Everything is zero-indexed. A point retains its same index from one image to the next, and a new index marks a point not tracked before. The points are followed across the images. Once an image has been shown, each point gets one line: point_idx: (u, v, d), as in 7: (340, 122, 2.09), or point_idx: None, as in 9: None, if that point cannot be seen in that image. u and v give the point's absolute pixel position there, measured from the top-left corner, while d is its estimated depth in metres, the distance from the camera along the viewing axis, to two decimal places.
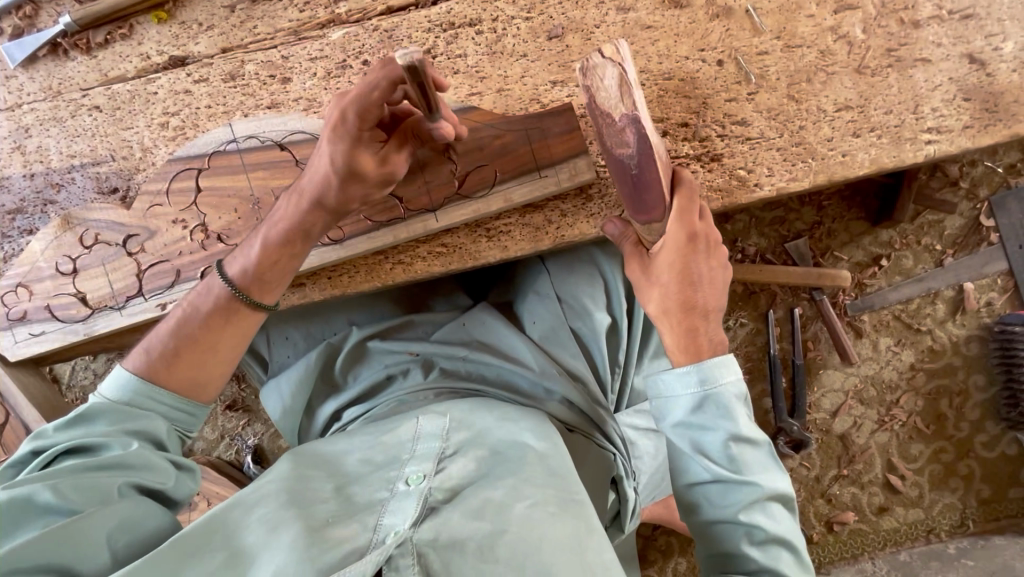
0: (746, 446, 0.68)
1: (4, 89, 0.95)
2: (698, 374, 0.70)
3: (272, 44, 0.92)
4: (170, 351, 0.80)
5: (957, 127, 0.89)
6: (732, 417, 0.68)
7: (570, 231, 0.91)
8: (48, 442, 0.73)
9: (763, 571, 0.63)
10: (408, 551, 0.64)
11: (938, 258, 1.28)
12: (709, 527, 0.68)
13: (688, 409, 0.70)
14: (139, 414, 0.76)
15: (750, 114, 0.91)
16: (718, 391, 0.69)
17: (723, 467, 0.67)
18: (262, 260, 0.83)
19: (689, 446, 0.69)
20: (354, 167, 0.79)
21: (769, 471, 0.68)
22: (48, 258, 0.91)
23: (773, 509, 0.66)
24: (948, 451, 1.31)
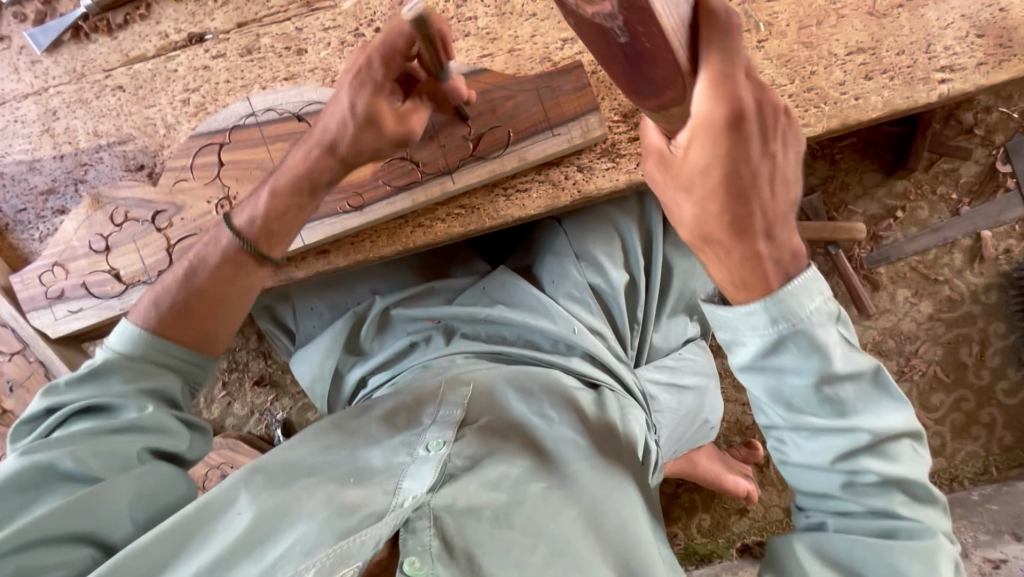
0: (844, 382, 0.57)
1: (30, 74, 0.97)
2: (774, 311, 0.56)
3: (286, 17, 0.94)
4: (180, 305, 0.81)
5: (970, 64, 0.89)
6: (823, 353, 0.56)
7: (587, 186, 0.92)
8: (63, 399, 0.76)
9: (872, 513, 0.59)
10: (425, 514, 0.70)
11: (954, 207, 1.28)
12: (798, 471, 0.63)
13: (759, 352, 0.58)
14: (153, 372, 0.79)
15: (760, 61, 0.92)
16: (807, 329, 0.56)
17: (818, 412, 0.59)
18: (269, 210, 0.84)
19: (766, 393, 0.60)
20: (372, 114, 0.80)
21: (880, 406, 0.59)
22: (81, 237, 0.94)
23: (888, 450, 0.59)
24: (969, 399, 1.31)
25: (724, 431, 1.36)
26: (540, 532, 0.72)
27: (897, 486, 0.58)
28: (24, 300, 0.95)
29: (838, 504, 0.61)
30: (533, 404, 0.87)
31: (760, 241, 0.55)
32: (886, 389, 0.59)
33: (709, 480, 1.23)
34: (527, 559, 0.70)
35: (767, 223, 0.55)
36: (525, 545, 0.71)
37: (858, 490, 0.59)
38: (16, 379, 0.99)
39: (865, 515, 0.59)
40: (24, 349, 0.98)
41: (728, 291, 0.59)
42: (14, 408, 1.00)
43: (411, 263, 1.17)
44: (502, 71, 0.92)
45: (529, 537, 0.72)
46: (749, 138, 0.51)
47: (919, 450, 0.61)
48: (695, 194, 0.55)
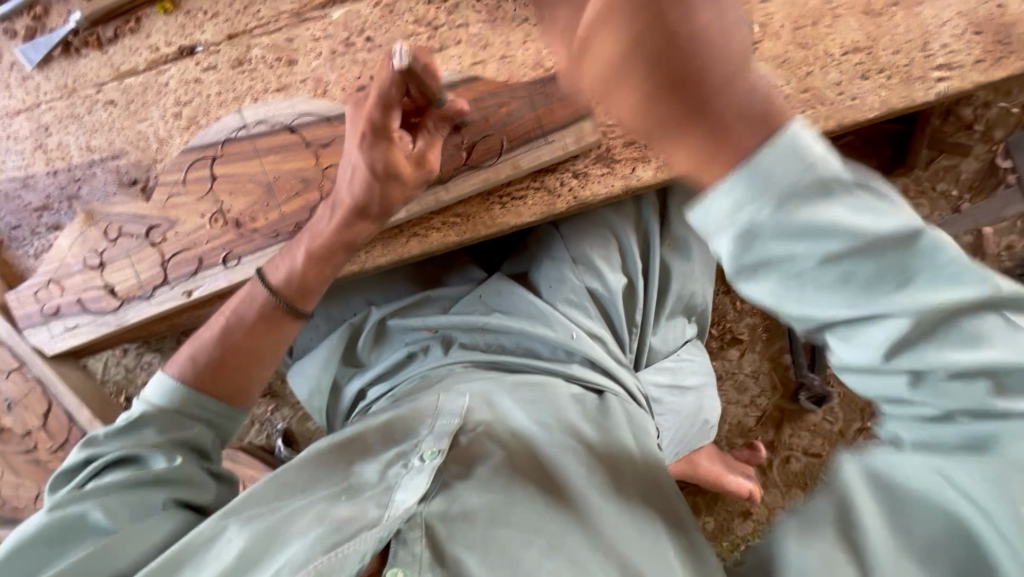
0: (863, 255, 0.40)
1: (21, 90, 0.97)
2: (742, 188, 0.40)
3: (276, 28, 0.93)
4: (215, 361, 0.83)
5: (968, 62, 0.88)
6: (829, 220, 0.39)
7: (583, 192, 0.91)
8: (99, 450, 0.78)
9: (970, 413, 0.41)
10: (416, 524, 0.71)
11: (954, 204, 1.28)
12: (855, 379, 0.45)
13: (737, 245, 0.42)
14: (188, 425, 0.81)
15: (755, 63, 0.91)
16: (790, 186, 0.40)
17: (841, 301, 0.41)
18: (305, 266, 0.84)
19: (773, 292, 0.43)
20: (390, 168, 0.80)
21: (932, 271, 0.40)
22: (75, 253, 0.94)
23: (961, 328, 0.40)
24: None
25: (726, 433, 1.35)
26: (539, 532, 0.71)
27: (984, 374, 0.40)
28: (20, 317, 0.95)
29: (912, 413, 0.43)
30: (533, 408, 0.86)
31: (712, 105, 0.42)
32: (941, 248, 0.39)
33: (712, 483, 1.22)
34: (522, 557, 0.68)
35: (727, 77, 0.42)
36: (520, 543, 0.70)
37: (937, 392, 0.41)
38: (14, 397, 0.99)
39: (955, 425, 0.41)
40: (21, 367, 0.97)
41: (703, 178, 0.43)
42: (13, 426, 1.00)
43: (407, 271, 1.16)
44: (494, 79, 0.91)
45: (528, 533, 0.71)
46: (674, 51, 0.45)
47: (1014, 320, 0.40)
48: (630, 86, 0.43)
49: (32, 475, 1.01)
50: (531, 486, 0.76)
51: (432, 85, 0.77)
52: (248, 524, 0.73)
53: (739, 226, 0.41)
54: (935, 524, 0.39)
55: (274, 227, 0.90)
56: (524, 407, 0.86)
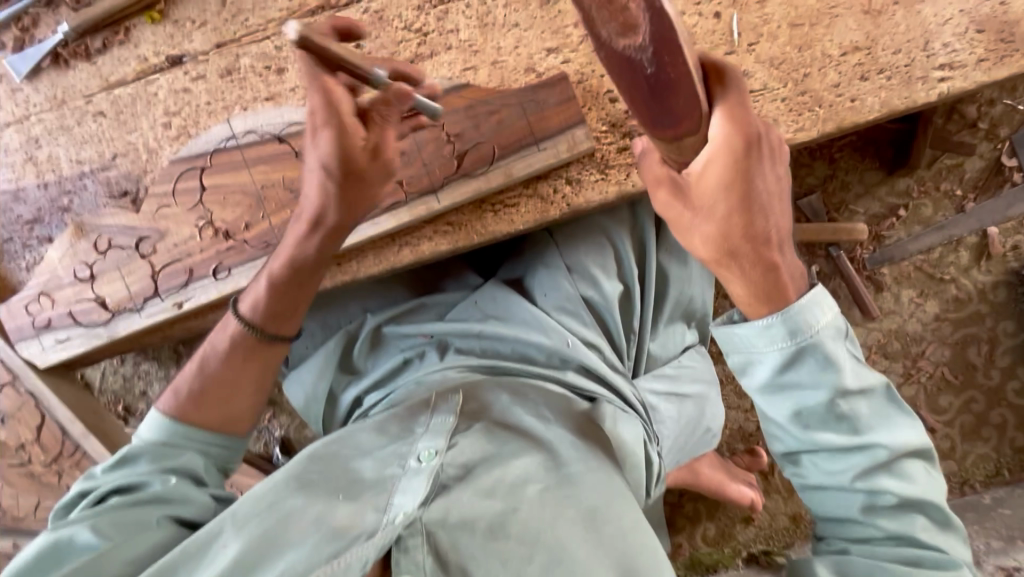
0: (856, 399, 0.58)
1: (11, 102, 0.97)
2: (784, 325, 0.58)
3: (265, 36, 0.92)
4: (201, 391, 0.84)
5: (970, 61, 0.86)
6: (836, 369, 0.58)
7: (577, 199, 0.90)
8: (95, 482, 0.79)
9: (893, 537, 0.58)
10: (418, 531, 0.69)
11: (959, 204, 1.24)
12: (818, 493, 0.62)
13: (777, 367, 0.59)
14: (177, 453, 0.80)
15: (752, 65, 0.89)
16: (818, 346, 0.58)
17: (839, 431, 0.59)
18: (272, 291, 0.84)
19: (786, 412, 0.60)
20: (349, 164, 0.78)
21: (893, 425, 0.59)
22: (65, 265, 0.93)
23: (904, 469, 0.59)
24: (979, 400, 1.28)
25: (727, 439, 1.34)
26: (540, 543, 0.71)
27: (915, 508, 0.58)
28: (11, 330, 0.95)
29: (857, 531, 0.60)
30: (530, 408, 0.86)
31: (775, 254, 0.59)
32: (892, 411, 0.60)
33: (713, 489, 1.21)
34: (525, 569, 0.69)
35: (780, 238, 0.59)
36: (523, 556, 0.70)
37: (877, 515, 0.58)
38: (7, 410, 0.98)
39: (887, 543, 0.58)
40: (14, 380, 0.97)
41: (746, 309, 0.61)
42: (7, 438, 0.99)
43: (402, 278, 1.15)
44: (486, 85, 0.90)
45: (528, 548, 0.70)
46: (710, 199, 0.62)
47: (932, 471, 0.61)
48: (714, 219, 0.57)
49: (27, 488, 1.01)
50: (534, 487, 0.76)
51: (354, 62, 0.68)
52: (240, 527, 0.71)
53: (767, 360, 0.59)
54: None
55: (264, 237, 0.89)
56: (521, 408, 0.86)
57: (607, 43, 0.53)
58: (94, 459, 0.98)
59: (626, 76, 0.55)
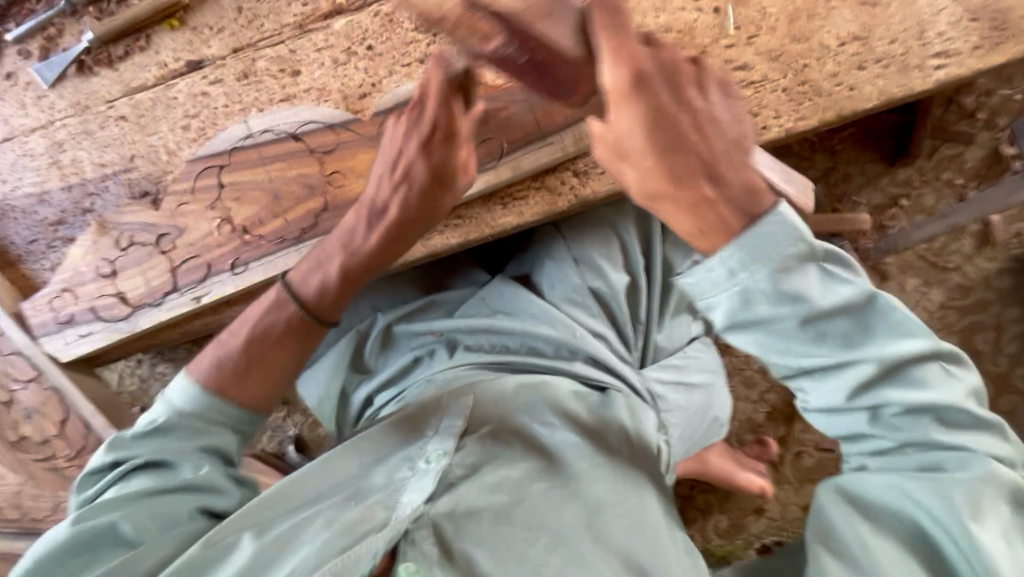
0: (834, 319, 0.57)
1: (36, 108, 1.00)
2: (749, 258, 0.56)
3: (280, 40, 0.96)
4: (239, 367, 0.85)
5: (965, 49, 0.88)
6: (807, 298, 0.56)
7: (584, 191, 0.93)
8: (126, 453, 0.80)
9: (903, 444, 0.58)
10: (425, 524, 0.73)
11: (960, 192, 1.26)
12: (824, 417, 0.62)
13: (741, 304, 0.58)
14: (210, 431, 0.82)
15: (751, 57, 0.92)
16: (787, 275, 0.56)
17: (823, 355, 0.58)
18: (342, 278, 0.87)
19: (761, 347, 0.60)
20: (444, 173, 0.83)
21: (888, 331, 0.57)
22: (88, 262, 0.96)
23: (907, 374, 0.57)
24: (987, 387, 1.29)
25: (737, 430, 1.34)
26: (544, 529, 0.73)
27: (926, 410, 0.57)
28: (35, 326, 0.98)
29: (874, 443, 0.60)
30: (532, 415, 0.85)
31: (706, 187, 0.58)
32: (890, 309, 0.57)
33: (724, 479, 1.22)
34: (528, 552, 0.72)
35: (707, 168, 0.58)
36: (526, 541, 0.72)
37: (888, 426, 0.59)
38: (32, 406, 1.00)
39: (908, 454, 0.59)
40: (38, 377, 0.99)
41: (698, 243, 0.60)
42: (32, 434, 1.02)
43: (412, 274, 1.18)
44: (493, 82, 0.93)
45: (531, 531, 0.73)
46: (656, 87, 0.58)
47: (951, 372, 0.58)
48: (635, 161, 0.60)
49: (51, 483, 1.03)
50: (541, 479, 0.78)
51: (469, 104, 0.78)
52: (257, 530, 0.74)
53: (758, 292, 0.57)
54: (900, 517, 0.57)
55: (281, 233, 0.92)
56: (523, 414, 0.85)
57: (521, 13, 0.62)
58: None
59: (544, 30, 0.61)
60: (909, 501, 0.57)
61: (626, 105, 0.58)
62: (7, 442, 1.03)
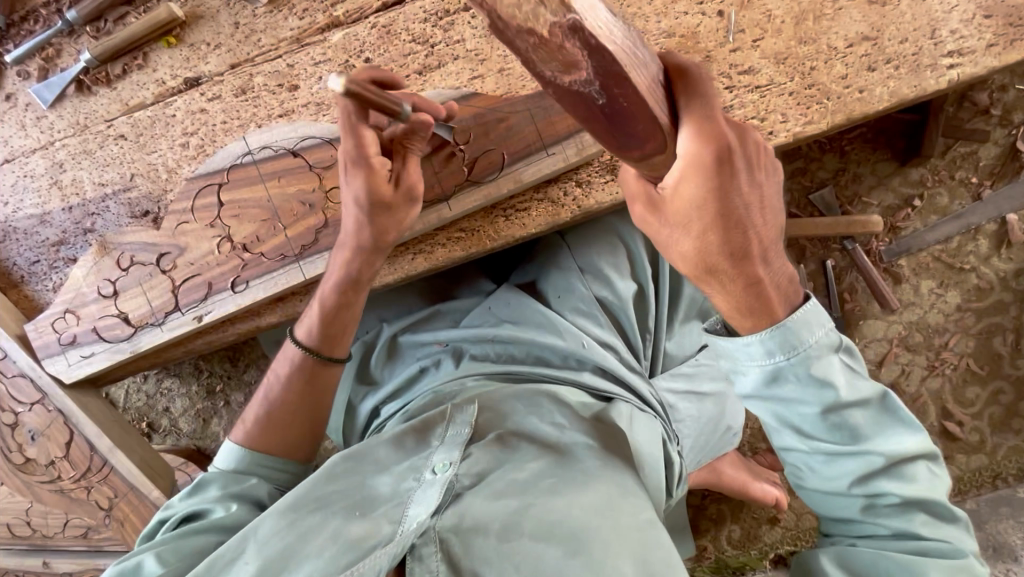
0: (851, 411, 0.55)
1: (36, 129, 1.00)
2: (771, 340, 0.54)
3: (277, 55, 0.95)
4: (267, 420, 0.87)
5: (979, 47, 0.86)
6: (828, 387, 0.54)
7: (589, 201, 0.91)
8: (171, 511, 0.82)
9: (893, 535, 0.57)
10: (431, 539, 0.71)
11: (975, 191, 1.22)
12: (820, 496, 0.60)
13: (763, 380, 0.56)
14: (245, 479, 0.83)
15: (757, 61, 0.89)
16: (814, 362, 0.54)
17: (831, 440, 0.56)
18: (319, 319, 0.87)
19: (775, 420, 0.58)
20: (374, 196, 0.80)
21: (895, 427, 0.56)
22: (90, 283, 0.96)
23: (904, 470, 0.56)
24: (1007, 391, 1.25)
25: (749, 438, 1.32)
26: (553, 534, 0.71)
27: (917, 506, 0.56)
28: (39, 347, 0.97)
29: (863, 527, 0.59)
30: (543, 413, 0.86)
31: (759, 266, 0.54)
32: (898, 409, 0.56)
33: (737, 489, 1.19)
34: (543, 563, 0.69)
35: (762, 247, 0.54)
36: (538, 556, 0.69)
37: (878, 513, 0.57)
38: (37, 428, 1.00)
39: (894, 543, 0.57)
40: (43, 399, 0.99)
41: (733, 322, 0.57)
42: (37, 456, 1.01)
43: (417, 286, 1.17)
44: (493, 93, 0.91)
45: (541, 541, 0.70)
46: (738, 167, 0.51)
47: (937, 470, 0.58)
48: (694, 231, 0.53)
49: (58, 504, 1.03)
50: (547, 482, 0.76)
51: (387, 101, 0.70)
52: (261, 546, 0.72)
53: (787, 375, 0.55)
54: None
55: (281, 250, 0.91)
56: (533, 416, 0.86)
57: (552, 82, 0.47)
58: (122, 473, 1.00)
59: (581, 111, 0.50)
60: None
61: (700, 181, 0.50)
62: (14, 464, 1.02)
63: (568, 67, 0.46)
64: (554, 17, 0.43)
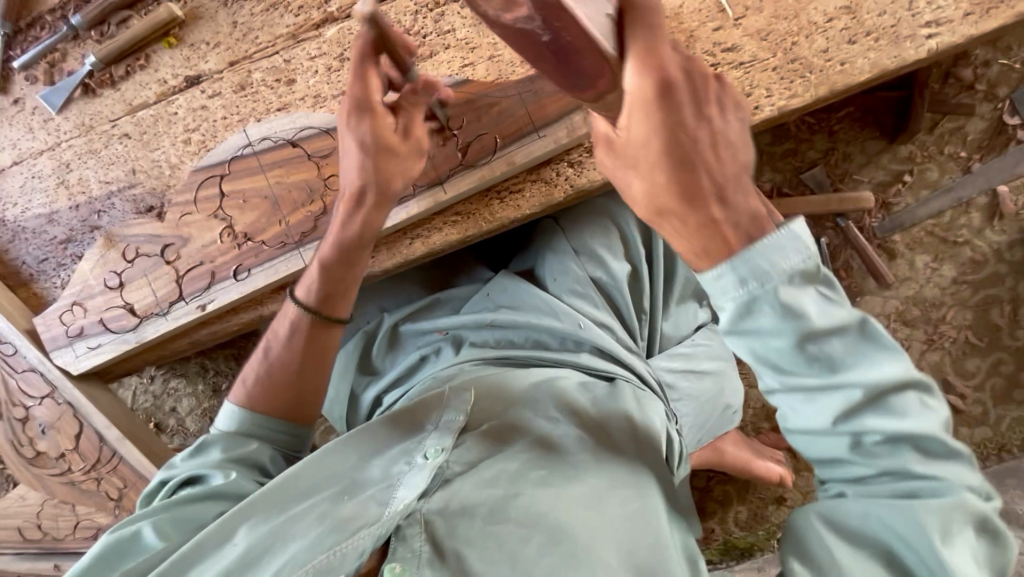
0: (828, 336, 0.53)
1: (44, 132, 1.03)
2: (736, 270, 0.53)
3: (274, 51, 0.98)
4: (266, 382, 0.88)
5: (956, 17, 0.88)
6: (799, 314, 0.52)
7: (581, 180, 0.93)
8: (173, 472, 0.84)
9: (886, 475, 0.55)
10: (416, 521, 0.73)
11: (964, 165, 1.24)
12: (803, 439, 0.59)
13: (735, 313, 0.55)
14: (246, 442, 0.85)
15: (740, 39, 0.92)
16: (784, 288, 0.52)
17: (810, 372, 0.54)
18: (323, 276, 0.87)
19: (750, 357, 0.57)
20: (380, 147, 0.82)
21: (872, 354, 0.54)
22: (96, 276, 0.98)
23: (891, 403, 0.54)
24: (1008, 362, 1.26)
25: (751, 419, 1.32)
26: (539, 524, 0.73)
27: (907, 442, 0.54)
28: (48, 340, 1.00)
29: (850, 471, 0.57)
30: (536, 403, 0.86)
31: (715, 206, 0.55)
32: (877, 335, 0.54)
33: (740, 468, 1.20)
34: (522, 552, 0.72)
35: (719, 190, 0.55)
36: (520, 541, 0.73)
37: (867, 453, 0.55)
38: (47, 421, 1.02)
39: (885, 483, 0.55)
40: (53, 392, 1.01)
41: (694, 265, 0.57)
42: (48, 449, 1.03)
43: (415, 276, 1.18)
44: (484, 78, 0.94)
45: (525, 529, 0.73)
46: (681, 104, 0.53)
47: (930, 402, 0.55)
48: (645, 174, 0.56)
49: (68, 498, 1.04)
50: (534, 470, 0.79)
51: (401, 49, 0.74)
52: (252, 528, 0.74)
53: (760, 302, 0.53)
54: (870, 548, 0.56)
55: (281, 238, 0.93)
56: (527, 408, 0.86)
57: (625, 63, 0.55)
58: (130, 463, 1.02)
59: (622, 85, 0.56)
60: (890, 533, 0.54)
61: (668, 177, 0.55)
62: (25, 458, 1.04)
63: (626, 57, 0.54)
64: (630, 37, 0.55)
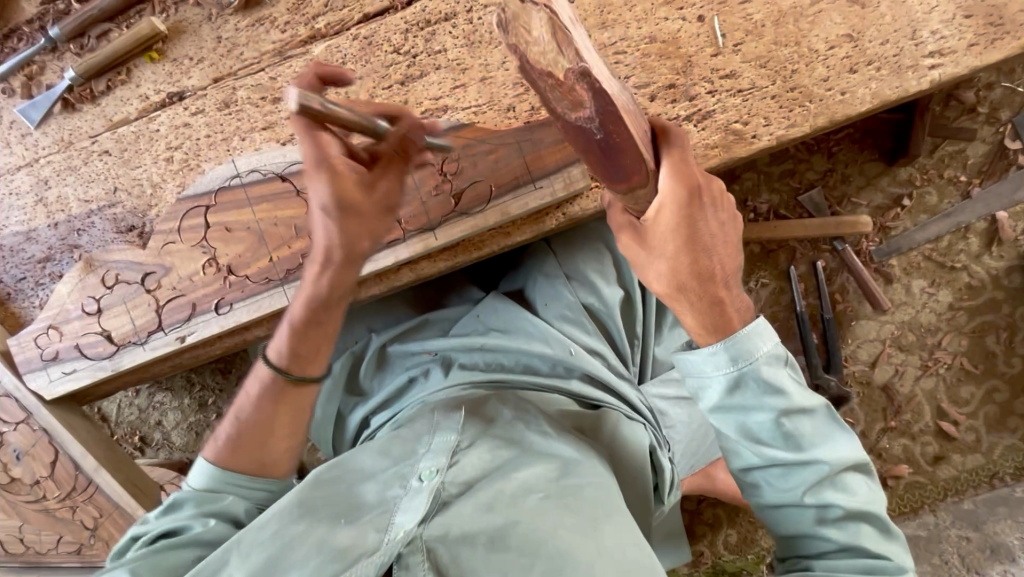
0: (802, 419, 0.59)
1: (21, 147, 1.00)
2: (728, 351, 0.60)
3: (260, 68, 0.95)
4: (234, 438, 0.84)
5: (960, 47, 0.86)
6: (777, 391, 0.59)
7: (575, 212, 0.91)
8: (144, 527, 0.78)
9: (845, 549, 0.59)
10: (419, 548, 0.67)
11: (964, 189, 1.22)
12: (775, 512, 0.63)
13: (723, 389, 0.61)
14: (221, 495, 0.80)
15: (739, 65, 0.89)
16: (764, 370, 0.59)
17: (782, 448, 0.59)
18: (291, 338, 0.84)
19: (737, 434, 0.61)
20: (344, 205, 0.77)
21: (836, 438, 0.60)
22: (74, 300, 0.95)
23: (847, 482, 0.60)
24: (1002, 389, 1.25)
25: None
26: (540, 551, 0.69)
27: (864, 520, 0.60)
28: (21, 362, 0.97)
29: (813, 545, 0.61)
30: (529, 421, 0.85)
31: (721, 289, 0.62)
32: (833, 427, 0.61)
33: (731, 494, 1.19)
34: None
35: (725, 275, 0.63)
36: (523, 568, 0.68)
37: (833, 529, 0.59)
38: (22, 447, 1.00)
39: (846, 559, 0.59)
40: (27, 418, 0.99)
41: (698, 339, 0.63)
42: (23, 476, 1.01)
43: (405, 296, 1.16)
44: (490, 126, 0.91)
45: (527, 557, 0.68)
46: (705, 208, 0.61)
47: (873, 485, 0.62)
48: (668, 254, 0.62)
49: (45, 524, 1.02)
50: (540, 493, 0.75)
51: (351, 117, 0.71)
52: (246, 559, 0.70)
53: (746, 381, 0.59)
54: None
55: (266, 273, 0.91)
56: (521, 424, 0.84)
57: (562, 116, 0.60)
58: (107, 493, 1.00)
59: (579, 140, 0.62)
60: None
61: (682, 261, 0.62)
62: None
63: (575, 104, 0.58)
64: (569, 66, 0.56)
